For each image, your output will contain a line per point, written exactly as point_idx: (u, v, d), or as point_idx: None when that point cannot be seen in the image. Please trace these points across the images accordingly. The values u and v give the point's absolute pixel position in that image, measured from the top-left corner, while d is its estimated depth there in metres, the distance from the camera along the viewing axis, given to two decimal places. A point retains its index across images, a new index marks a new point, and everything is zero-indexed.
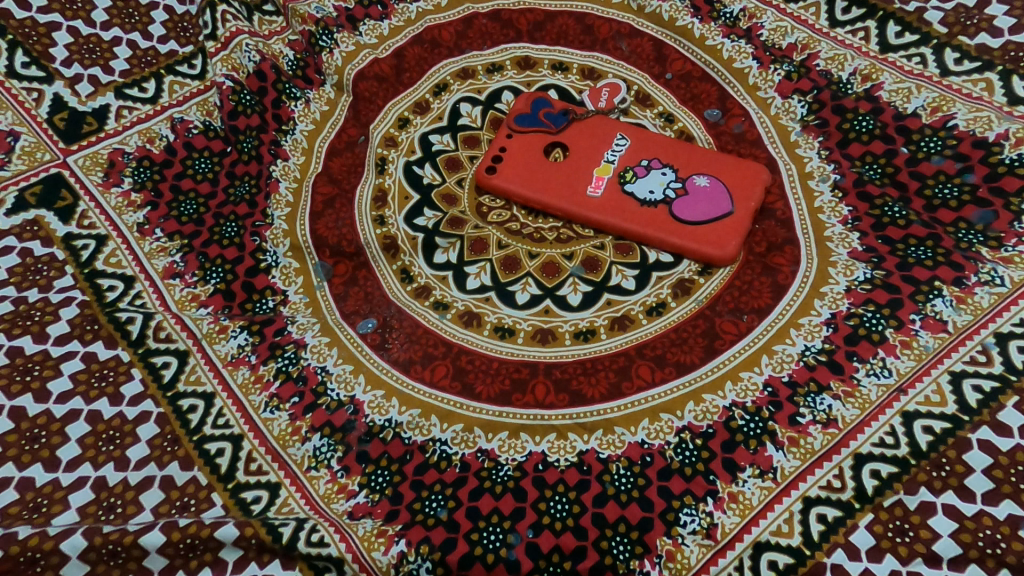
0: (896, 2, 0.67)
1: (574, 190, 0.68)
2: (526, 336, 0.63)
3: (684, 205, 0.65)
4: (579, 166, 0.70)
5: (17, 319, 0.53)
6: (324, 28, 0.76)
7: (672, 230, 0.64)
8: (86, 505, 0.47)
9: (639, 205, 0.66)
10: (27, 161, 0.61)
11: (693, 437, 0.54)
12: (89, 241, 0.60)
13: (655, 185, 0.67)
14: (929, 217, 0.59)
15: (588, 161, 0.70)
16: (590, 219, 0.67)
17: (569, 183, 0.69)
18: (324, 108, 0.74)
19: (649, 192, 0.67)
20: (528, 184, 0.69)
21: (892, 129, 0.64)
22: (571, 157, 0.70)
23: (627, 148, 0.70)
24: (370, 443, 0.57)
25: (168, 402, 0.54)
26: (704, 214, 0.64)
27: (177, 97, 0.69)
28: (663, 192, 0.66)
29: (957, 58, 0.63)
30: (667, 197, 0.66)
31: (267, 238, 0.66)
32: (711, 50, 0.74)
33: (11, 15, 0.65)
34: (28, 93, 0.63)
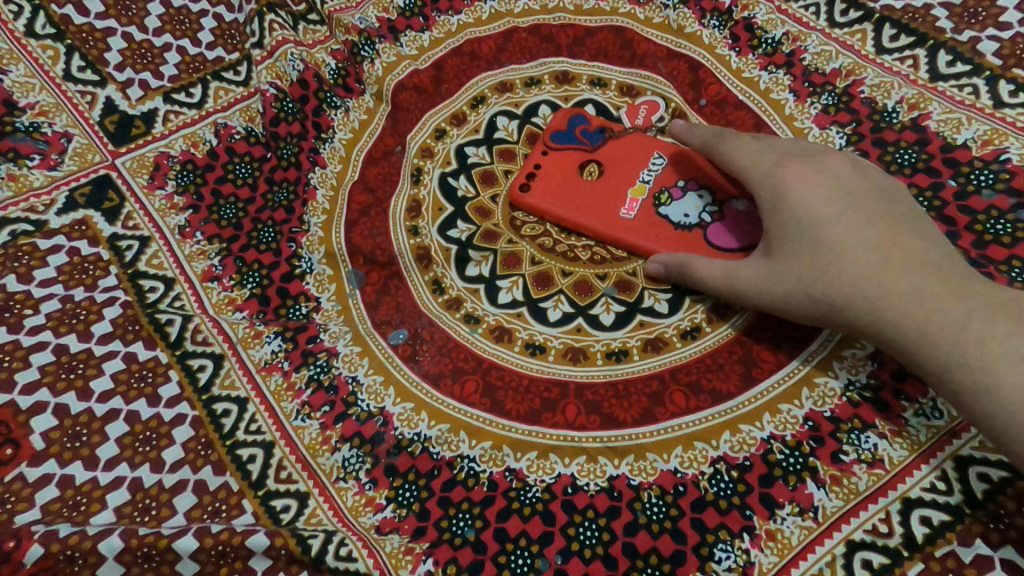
0: (948, 31, 0.66)
1: (607, 209, 0.67)
2: (557, 354, 0.62)
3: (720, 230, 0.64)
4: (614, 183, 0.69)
5: (64, 317, 0.54)
6: (367, 39, 0.77)
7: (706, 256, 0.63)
8: (123, 505, 0.47)
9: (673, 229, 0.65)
10: (78, 162, 0.64)
11: (728, 469, 0.53)
12: (133, 242, 0.61)
13: (691, 208, 0.66)
14: (980, 254, 0.57)
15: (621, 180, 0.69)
16: (623, 239, 0.66)
17: (603, 201, 0.68)
18: (363, 117, 0.74)
19: (683, 215, 0.66)
20: (560, 201, 0.69)
21: (938, 161, 0.62)
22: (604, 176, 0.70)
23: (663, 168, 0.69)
24: (399, 456, 0.56)
25: (203, 406, 0.54)
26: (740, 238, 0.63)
27: (222, 103, 0.70)
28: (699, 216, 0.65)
29: (1012, 90, 0.62)
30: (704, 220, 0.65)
31: (304, 244, 0.65)
32: (747, 81, 0.73)
33: (71, 21, 0.68)
34: (83, 96, 0.67)
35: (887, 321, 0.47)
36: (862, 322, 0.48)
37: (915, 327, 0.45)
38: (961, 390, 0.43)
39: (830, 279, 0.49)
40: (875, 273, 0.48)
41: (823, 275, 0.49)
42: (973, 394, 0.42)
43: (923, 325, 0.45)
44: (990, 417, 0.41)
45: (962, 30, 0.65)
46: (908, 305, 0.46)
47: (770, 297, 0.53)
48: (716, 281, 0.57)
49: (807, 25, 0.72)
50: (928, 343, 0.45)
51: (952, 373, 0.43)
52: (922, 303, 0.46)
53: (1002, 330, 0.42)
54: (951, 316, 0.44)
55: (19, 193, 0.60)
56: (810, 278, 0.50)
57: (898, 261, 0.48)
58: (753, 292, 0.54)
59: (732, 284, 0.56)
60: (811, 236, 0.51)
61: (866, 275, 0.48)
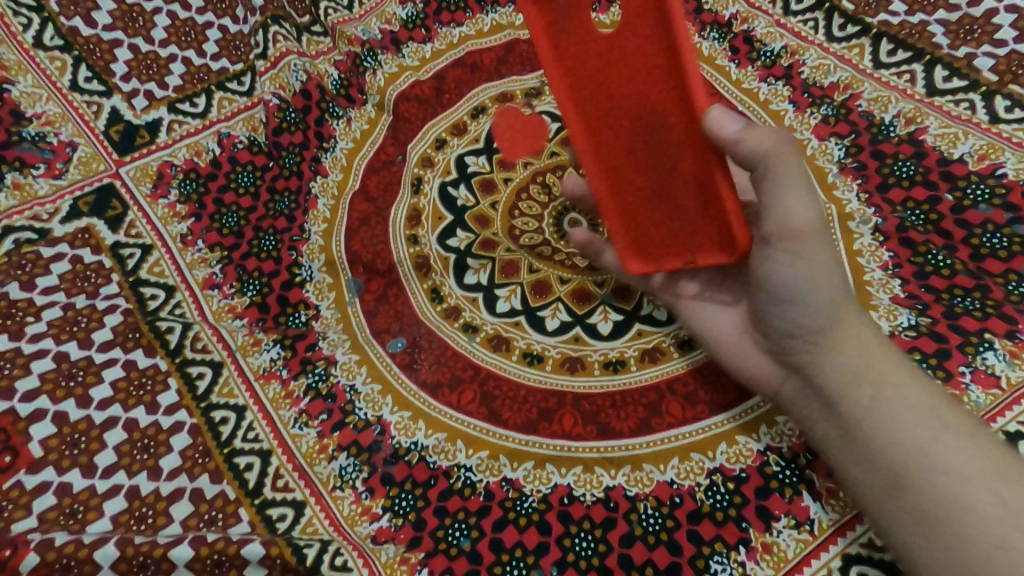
0: (945, 47, 0.67)
1: (655, 131, 0.43)
2: (555, 363, 0.62)
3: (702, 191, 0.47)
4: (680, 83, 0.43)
5: (65, 325, 0.55)
6: (370, 50, 0.78)
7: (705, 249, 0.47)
8: (119, 514, 0.48)
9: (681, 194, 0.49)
10: (83, 171, 0.65)
11: (724, 480, 0.53)
12: (136, 250, 0.62)
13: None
14: (976, 267, 0.58)
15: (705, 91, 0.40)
16: (637, 190, 0.46)
17: (652, 116, 0.43)
18: (365, 127, 0.74)
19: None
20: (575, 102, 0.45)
21: (935, 175, 0.62)
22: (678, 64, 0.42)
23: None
24: (396, 465, 0.56)
25: (201, 413, 0.55)
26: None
27: (225, 112, 0.71)
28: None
29: (1008, 105, 0.63)
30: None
31: (304, 252, 0.66)
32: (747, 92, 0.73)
33: (79, 33, 0.69)
34: (89, 106, 0.68)
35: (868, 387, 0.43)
36: (836, 375, 0.45)
37: (894, 402, 0.42)
38: (921, 474, 0.40)
39: (833, 314, 0.45)
40: (864, 339, 0.45)
41: (831, 309, 0.45)
42: (928, 485, 0.40)
43: (904, 405, 0.42)
44: (940, 512, 0.39)
45: (959, 46, 0.66)
46: (895, 380, 0.43)
47: (783, 280, 0.44)
48: (778, 224, 0.41)
49: (806, 40, 0.73)
50: (907, 421, 0.41)
51: (912, 455, 0.41)
52: (914, 386, 0.43)
53: (983, 438, 0.40)
54: (932, 405, 0.42)
55: (25, 203, 0.62)
56: (819, 303, 0.44)
57: (885, 341, 0.46)
58: (778, 257, 0.43)
59: (790, 238, 0.42)
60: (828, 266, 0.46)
61: (855, 337, 0.45)
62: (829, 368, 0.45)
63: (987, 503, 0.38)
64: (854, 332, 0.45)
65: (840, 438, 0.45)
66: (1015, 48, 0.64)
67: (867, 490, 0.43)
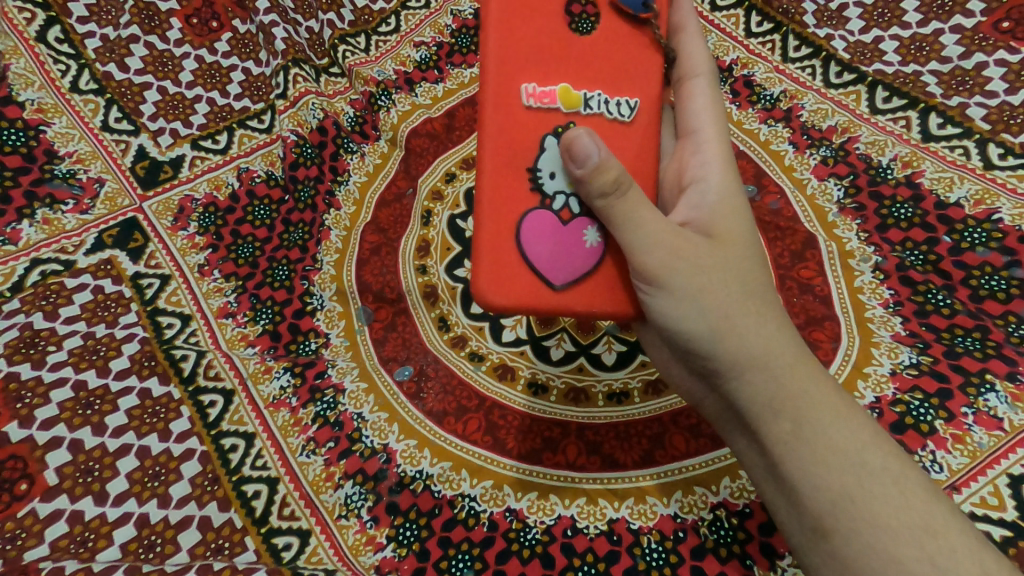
0: (938, 96, 0.69)
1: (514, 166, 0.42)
2: (559, 393, 0.63)
3: (545, 233, 0.42)
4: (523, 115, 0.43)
5: (85, 353, 0.57)
6: (384, 89, 0.82)
7: (523, 287, 0.42)
8: (128, 542, 0.49)
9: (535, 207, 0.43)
10: (108, 206, 0.68)
11: (728, 515, 0.53)
12: (155, 280, 0.65)
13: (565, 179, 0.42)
14: (976, 308, 0.58)
15: (496, 151, 0.42)
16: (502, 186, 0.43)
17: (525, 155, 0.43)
18: (378, 161, 0.77)
19: (545, 172, 0.43)
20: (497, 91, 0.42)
21: (933, 217, 0.64)
22: (523, 114, 0.42)
23: (613, 120, 0.44)
24: (400, 494, 0.57)
25: (212, 440, 0.56)
26: (579, 257, 0.43)
27: (245, 148, 0.75)
28: (566, 200, 0.43)
29: (1001, 153, 0.65)
30: (579, 208, 0.43)
31: (316, 282, 0.68)
32: (748, 133, 0.74)
33: (112, 76, 0.74)
34: (117, 144, 0.71)
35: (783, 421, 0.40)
36: (754, 406, 0.41)
37: (815, 440, 0.39)
38: (845, 529, 0.36)
39: (737, 339, 0.41)
40: (784, 368, 0.41)
41: (748, 337, 0.41)
42: (857, 535, 0.36)
43: (825, 447, 0.38)
44: (861, 560, 0.36)
45: (952, 95, 0.68)
46: (814, 418, 0.39)
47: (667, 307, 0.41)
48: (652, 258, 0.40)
49: (804, 84, 0.75)
50: (827, 466, 0.38)
51: (839, 502, 0.37)
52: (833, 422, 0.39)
53: (911, 480, 0.37)
54: (859, 444, 0.38)
55: (53, 236, 0.65)
56: (719, 328, 0.41)
57: (814, 367, 0.42)
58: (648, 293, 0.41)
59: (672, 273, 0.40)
60: (739, 284, 0.41)
61: (780, 366, 0.41)
62: (743, 395, 0.41)
63: (916, 559, 0.34)
64: (774, 361, 0.41)
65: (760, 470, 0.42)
66: (1006, 98, 0.67)
67: (792, 530, 0.40)
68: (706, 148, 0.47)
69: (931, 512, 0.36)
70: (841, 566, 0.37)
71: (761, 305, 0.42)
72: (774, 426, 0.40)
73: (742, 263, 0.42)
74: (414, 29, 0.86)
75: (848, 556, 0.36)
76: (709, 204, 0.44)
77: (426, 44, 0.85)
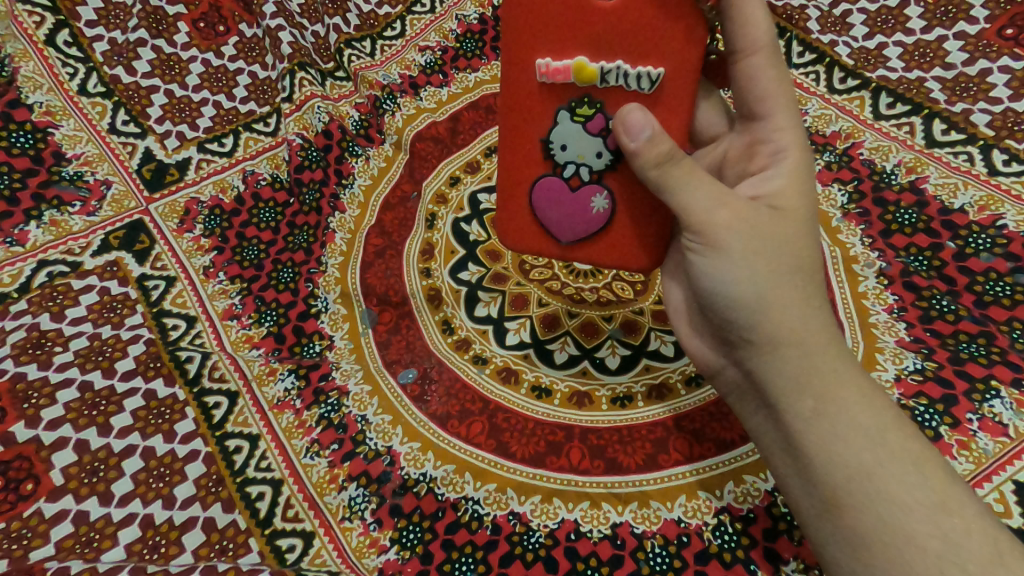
0: (942, 102, 0.69)
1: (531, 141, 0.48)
2: (563, 397, 0.63)
3: (554, 194, 0.49)
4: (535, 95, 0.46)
5: (91, 354, 0.58)
6: (389, 93, 0.82)
7: (532, 239, 0.52)
8: (133, 542, 0.49)
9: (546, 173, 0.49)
10: (115, 208, 0.68)
11: (732, 520, 0.53)
12: (160, 282, 0.65)
13: (577, 150, 0.48)
14: (980, 313, 0.58)
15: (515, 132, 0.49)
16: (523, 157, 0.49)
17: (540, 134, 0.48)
18: (382, 165, 0.78)
19: (557, 145, 0.48)
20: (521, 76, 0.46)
21: (937, 223, 0.64)
22: (534, 92, 0.46)
23: (633, 93, 0.45)
24: (404, 497, 0.57)
25: (216, 442, 0.56)
26: (584, 222, 0.50)
27: (251, 151, 0.75)
28: (576, 168, 0.48)
29: (1005, 159, 0.65)
30: (588, 176, 0.48)
31: (320, 284, 0.68)
32: None
33: (120, 80, 0.74)
34: (124, 147, 0.72)
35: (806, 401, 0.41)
36: (781, 379, 0.42)
37: (838, 419, 0.40)
38: (859, 508, 0.38)
39: (781, 314, 0.42)
40: (815, 353, 0.41)
41: (783, 317, 0.42)
42: (871, 510, 0.38)
43: (846, 428, 0.40)
44: (872, 535, 0.37)
45: (955, 102, 0.69)
46: (839, 400, 0.41)
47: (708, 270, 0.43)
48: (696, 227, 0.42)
49: (807, 90, 0.74)
50: (844, 444, 0.40)
51: (855, 478, 0.39)
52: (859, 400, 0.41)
53: (931, 465, 0.38)
54: (883, 428, 0.40)
55: (60, 238, 0.65)
56: (755, 304, 0.42)
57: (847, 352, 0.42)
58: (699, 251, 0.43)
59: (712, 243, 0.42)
60: (788, 262, 0.42)
61: (815, 343, 0.42)
62: (773, 367, 0.43)
63: (928, 536, 0.36)
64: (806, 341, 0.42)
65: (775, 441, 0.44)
66: (1009, 105, 0.67)
67: (803, 504, 0.41)
68: (777, 137, 0.47)
69: (949, 495, 0.37)
70: (851, 540, 0.38)
71: (806, 288, 0.42)
72: (798, 404, 0.42)
73: (794, 245, 0.42)
74: (419, 34, 0.87)
75: (856, 527, 0.38)
76: (777, 185, 0.44)
77: (431, 48, 0.86)
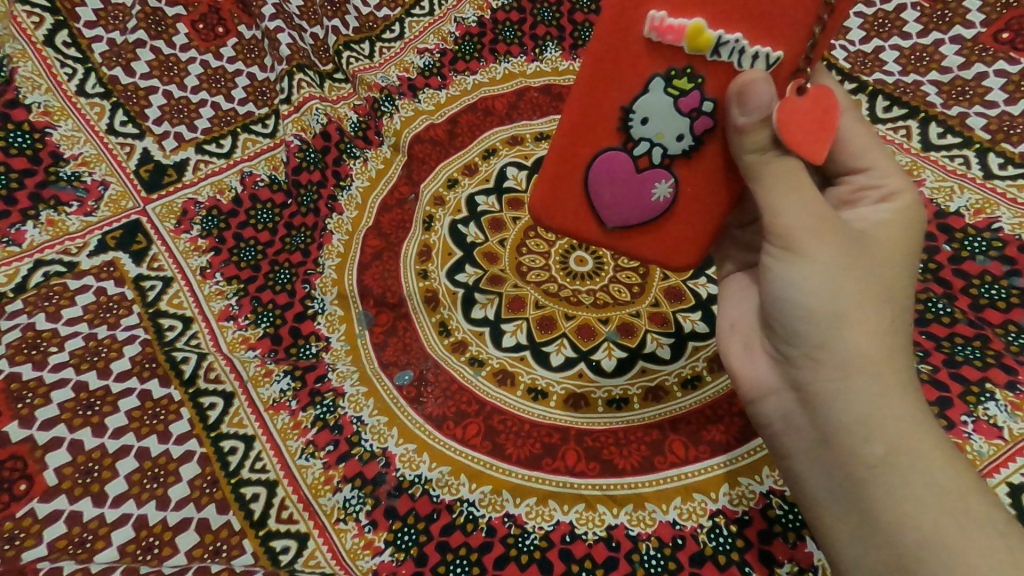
0: (938, 106, 0.69)
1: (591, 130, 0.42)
2: (559, 399, 0.63)
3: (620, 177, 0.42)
4: (640, 50, 0.39)
5: (86, 355, 0.58)
6: (388, 95, 0.83)
7: (578, 217, 0.44)
8: (126, 543, 0.49)
9: (612, 146, 0.42)
10: (112, 208, 0.68)
11: (727, 522, 0.53)
12: (157, 282, 0.65)
13: (658, 127, 0.40)
14: (976, 317, 0.59)
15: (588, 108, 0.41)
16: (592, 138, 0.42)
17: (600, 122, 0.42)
18: (380, 167, 0.78)
19: (637, 116, 0.40)
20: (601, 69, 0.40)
21: (933, 226, 0.64)
22: (637, 50, 0.39)
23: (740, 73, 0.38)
24: (399, 499, 0.57)
25: (211, 443, 0.56)
26: (648, 207, 0.43)
27: (249, 152, 0.75)
28: (650, 147, 0.41)
29: (1001, 163, 0.65)
30: (662, 159, 0.41)
31: (317, 285, 0.68)
32: None
33: (119, 81, 0.74)
34: (122, 148, 0.72)
35: (888, 436, 0.36)
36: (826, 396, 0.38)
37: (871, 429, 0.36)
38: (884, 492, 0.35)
39: (828, 333, 0.37)
40: (891, 386, 0.36)
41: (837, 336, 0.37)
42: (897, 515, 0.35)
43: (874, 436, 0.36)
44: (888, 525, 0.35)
45: (951, 106, 0.69)
46: (916, 437, 0.35)
47: (785, 285, 0.37)
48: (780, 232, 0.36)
49: None
50: (882, 468, 0.36)
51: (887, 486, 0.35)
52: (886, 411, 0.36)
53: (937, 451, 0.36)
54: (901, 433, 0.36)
55: (57, 238, 0.65)
56: (836, 328, 0.37)
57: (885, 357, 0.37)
58: (777, 257, 0.37)
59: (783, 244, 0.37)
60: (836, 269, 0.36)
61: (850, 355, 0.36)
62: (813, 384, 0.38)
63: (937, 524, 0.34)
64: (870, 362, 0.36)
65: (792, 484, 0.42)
66: (1006, 108, 0.67)
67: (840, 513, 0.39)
68: (887, 183, 0.41)
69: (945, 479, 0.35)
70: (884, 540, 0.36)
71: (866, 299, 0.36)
72: (865, 444, 0.36)
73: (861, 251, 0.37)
74: (418, 36, 0.87)
75: (907, 557, 0.34)
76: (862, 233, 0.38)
77: (430, 50, 0.86)
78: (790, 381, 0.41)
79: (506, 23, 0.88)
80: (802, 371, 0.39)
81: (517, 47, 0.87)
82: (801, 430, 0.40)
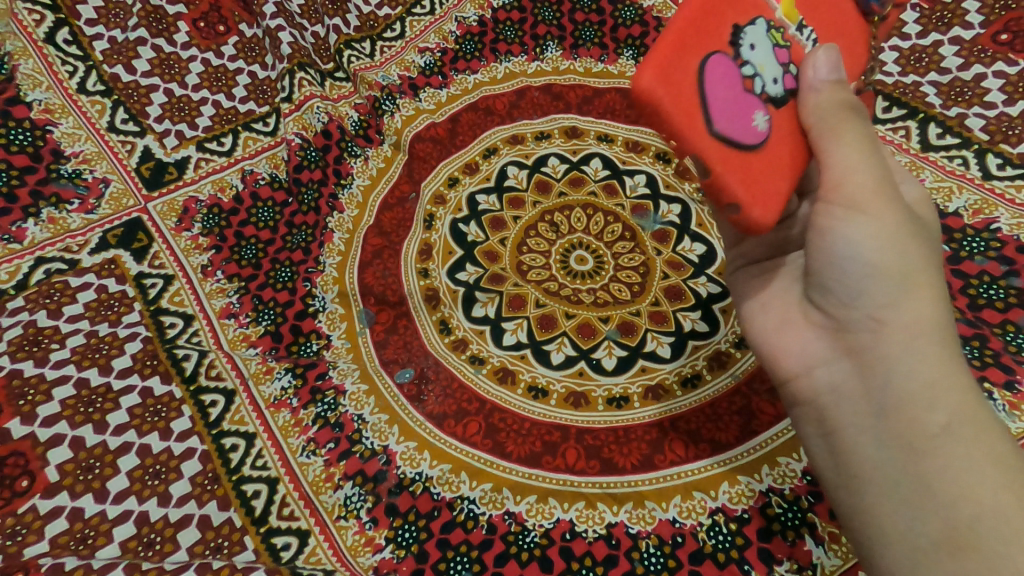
0: (937, 107, 0.70)
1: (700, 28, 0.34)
2: (559, 398, 0.63)
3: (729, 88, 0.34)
4: None
5: (87, 352, 0.58)
6: (389, 94, 0.83)
7: (682, 114, 0.32)
8: (128, 539, 0.49)
9: (723, 53, 0.34)
10: (113, 206, 0.68)
11: (727, 520, 0.54)
12: (158, 280, 0.65)
13: (762, 59, 0.36)
14: (975, 316, 0.59)
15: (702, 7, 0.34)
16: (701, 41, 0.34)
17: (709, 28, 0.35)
18: (381, 165, 0.78)
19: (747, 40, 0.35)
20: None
21: None
22: None
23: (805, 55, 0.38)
24: (399, 496, 0.57)
25: (212, 440, 0.57)
26: (745, 139, 0.34)
27: (250, 151, 0.75)
28: (754, 74, 0.35)
29: (999, 163, 0.66)
30: (761, 92, 0.35)
31: (318, 283, 0.68)
32: None
33: (120, 78, 0.74)
34: (123, 145, 0.72)
35: (953, 408, 0.33)
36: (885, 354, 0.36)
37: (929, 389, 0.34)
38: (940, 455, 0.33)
39: (889, 287, 0.35)
40: (953, 359, 0.35)
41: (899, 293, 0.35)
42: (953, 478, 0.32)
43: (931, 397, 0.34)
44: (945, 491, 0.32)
45: (950, 107, 0.69)
46: (981, 409, 0.33)
47: (846, 241, 0.35)
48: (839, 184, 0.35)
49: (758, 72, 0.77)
50: (939, 425, 0.33)
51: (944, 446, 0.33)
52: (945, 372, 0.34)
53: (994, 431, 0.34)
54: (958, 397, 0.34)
55: (58, 235, 0.65)
56: (898, 289, 0.35)
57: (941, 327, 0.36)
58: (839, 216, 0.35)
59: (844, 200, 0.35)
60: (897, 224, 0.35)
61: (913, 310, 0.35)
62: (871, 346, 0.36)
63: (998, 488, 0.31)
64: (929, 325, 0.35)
65: (835, 462, 0.39)
66: (1005, 108, 0.67)
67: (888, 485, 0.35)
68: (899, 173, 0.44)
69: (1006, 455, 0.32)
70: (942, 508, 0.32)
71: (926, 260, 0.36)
72: (927, 414, 0.34)
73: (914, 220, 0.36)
74: (418, 35, 0.87)
75: (964, 528, 0.31)
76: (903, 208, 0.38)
77: (431, 50, 0.86)
78: (843, 350, 0.38)
79: (506, 23, 0.89)
80: (860, 336, 0.37)
81: (518, 47, 0.87)
82: (852, 404, 0.38)
